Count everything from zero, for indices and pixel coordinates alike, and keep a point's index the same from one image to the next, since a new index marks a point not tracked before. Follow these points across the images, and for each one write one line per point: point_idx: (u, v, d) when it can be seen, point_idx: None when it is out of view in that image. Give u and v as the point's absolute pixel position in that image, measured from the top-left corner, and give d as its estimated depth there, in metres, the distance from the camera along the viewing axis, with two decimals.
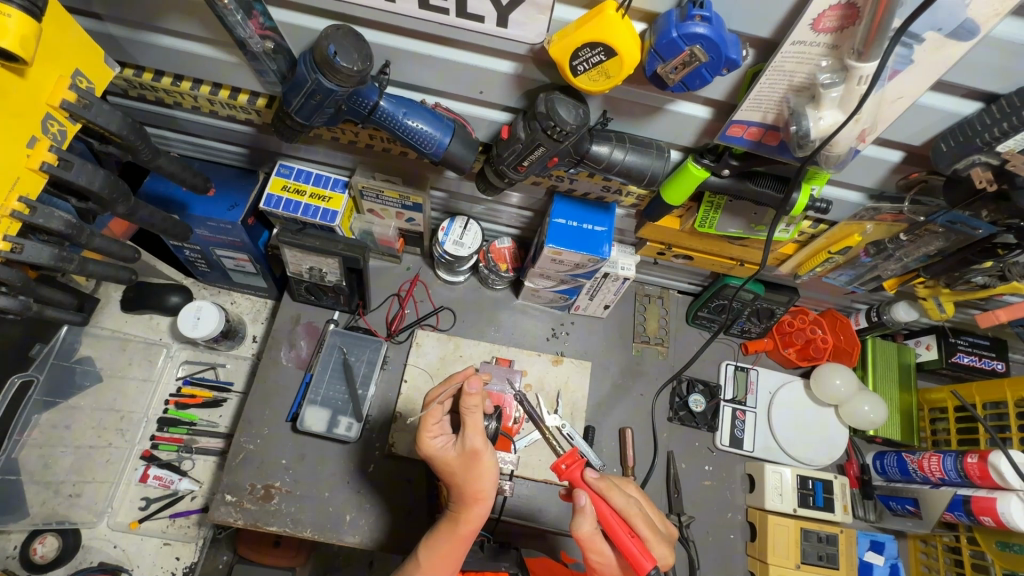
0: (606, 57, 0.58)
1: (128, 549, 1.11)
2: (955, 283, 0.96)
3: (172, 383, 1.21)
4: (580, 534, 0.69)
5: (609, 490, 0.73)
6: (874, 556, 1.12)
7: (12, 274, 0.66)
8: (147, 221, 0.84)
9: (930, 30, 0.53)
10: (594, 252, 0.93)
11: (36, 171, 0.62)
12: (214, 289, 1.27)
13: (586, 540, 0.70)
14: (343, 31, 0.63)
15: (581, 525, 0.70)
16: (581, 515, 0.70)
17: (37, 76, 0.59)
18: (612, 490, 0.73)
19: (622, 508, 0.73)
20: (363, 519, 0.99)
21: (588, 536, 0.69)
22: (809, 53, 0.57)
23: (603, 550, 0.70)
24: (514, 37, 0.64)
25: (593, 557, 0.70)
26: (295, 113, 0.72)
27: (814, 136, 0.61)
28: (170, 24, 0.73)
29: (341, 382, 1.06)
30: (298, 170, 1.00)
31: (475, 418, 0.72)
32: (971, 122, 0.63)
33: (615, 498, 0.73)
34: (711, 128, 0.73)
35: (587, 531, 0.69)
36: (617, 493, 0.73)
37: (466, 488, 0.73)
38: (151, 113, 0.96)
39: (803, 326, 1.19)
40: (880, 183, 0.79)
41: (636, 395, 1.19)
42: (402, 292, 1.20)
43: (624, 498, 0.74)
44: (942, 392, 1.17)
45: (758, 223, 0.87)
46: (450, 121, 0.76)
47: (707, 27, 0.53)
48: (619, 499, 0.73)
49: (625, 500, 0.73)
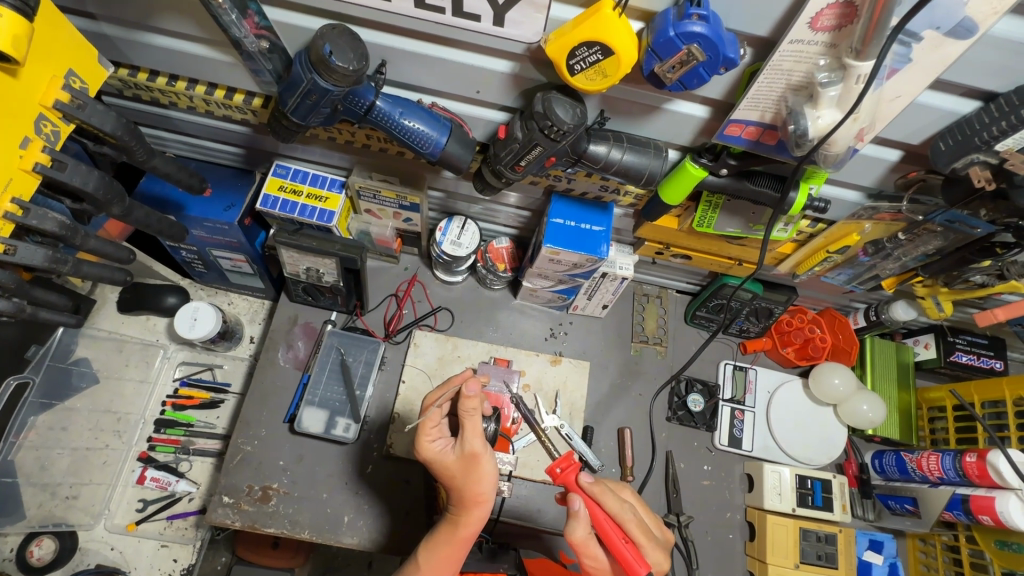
0: (603, 57, 0.58)
1: (126, 551, 1.10)
2: (954, 282, 0.96)
3: (169, 383, 1.20)
4: (574, 538, 0.69)
5: (603, 493, 0.73)
6: (873, 555, 1.12)
7: (6, 276, 0.66)
8: (143, 222, 0.84)
9: (928, 28, 0.53)
10: (592, 252, 0.92)
11: (29, 172, 0.61)
12: (212, 289, 1.27)
13: (579, 545, 0.70)
14: (339, 30, 0.62)
15: (575, 530, 0.70)
16: (575, 520, 0.70)
17: (30, 76, 0.59)
18: (606, 493, 0.73)
19: (617, 513, 0.72)
20: (362, 520, 0.99)
21: (582, 541, 0.69)
22: (807, 52, 0.56)
23: (597, 555, 0.70)
24: (511, 36, 0.63)
25: (587, 561, 0.71)
26: (291, 113, 0.71)
27: (812, 135, 0.61)
28: (164, 24, 0.73)
29: (338, 382, 1.07)
30: (295, 170, 1.00)
31: (473, 422, 0.72)
32: (970, 120, 0.63)
33: (609, 502, 0.73)
34: (709, 128, 0.72)
35: (580, 536, 0.69)
36: (610, 496, 0.73)
37: (466, 491, 0.73)
38: (147, 113, 0.96)
39: (802, 325, 1.19)
40: (878, 182, 0.79)
41: (635, 395, 1.18)
42: (400, 292, 1.20)
43: (618, 502, 0.73)
44: (941, 390, 1.17)
45: (757, 223, 0.87)
46: (447, 121, 0.76)
47: (705, 26, 0.53)
48: (612, 503, 0.73)
49: (618, 505, 0.73)
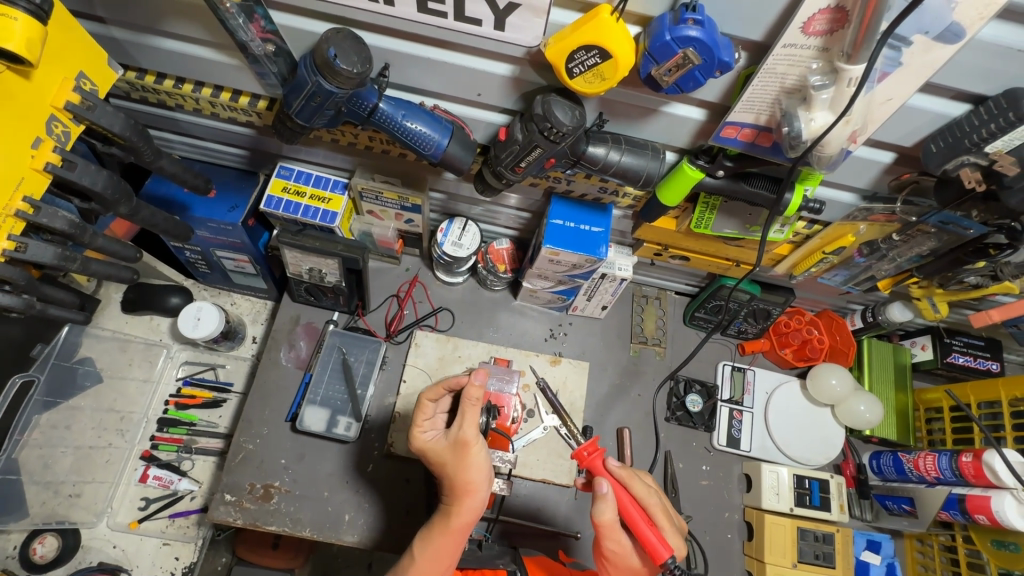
0: (601, 60, 0.59)
1: (128, 549, 1.11)
2: (948, 282, 0.97)
3: (172, 383, 1.22)
4: (601, 520, 0.71)
5: (630, 478, 0.77)
6: (871, 555, 1.12)
7: (16, 273, 0.67)
8: (149, 222, 0.85)
9: (917, 33, 0.54)
10: (591, 252, 0.94)
11: (40, 171, 0.63)
12: (215, 290, 1.28)
13: (605, 527, 0.71)
14: (342, 34, 0.64)
15: (603, 512, 0.71)
16: (603, 502, 0.71)
17: (41, 78, 0.60)
18: (633, 478, 0.77)
19: (642, 497, 0.76)
20: (363, 518, 1.00)
21: (609, 524, 0.71)
22: (800, 55, 0.58)
23: (619, 539, 0.72)
24: (512, 40, 0.64)
25: (608, 545, 0.72)
26: (296, 116, 0.73)
27: (805, 137, 0.62)
28: (171, 27, 0.74)
29: (340, 381, 1.08)
30: (299, 172, 1.01)
31: (473, 412, 0.76)
32: (961, 122, 0.64)
33: (635, 486, 0.76)
34: (706, 130, 0.74)
35: (609, 518, 0.71)
36: (637, 481, 0.77)
37: (456, 479, 0.75)
38: (153, 115, 0.97)
39: (800, 326, 1.20)
40: (872, 184, 0.80)
41: (634, 395, 1.19)
42: (401, 292, 1.21)
43: (644, 487, 0.77)
44: (937, 391, 1.18)
45: (753, 224, 0.88)
46: (449, 123, 0.77)
47: (700, 30, 0.54)
48: (638, 488, 0.76)
49: (644, 489, 0.76)
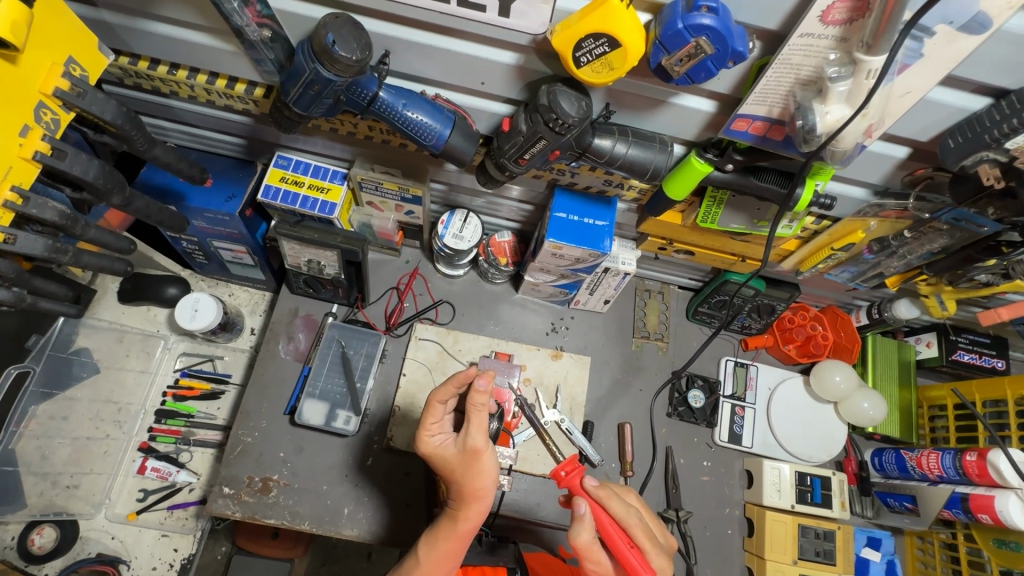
0: (610, 49, 0.57)
1: (125, 540, 1.10)
2: (959, 281, 0.95)
3: (170, 374, 1.20)
4: (578, 542, 0.70)
5: (608, 498, 0.74)
6: (871, 552, 1.11)
7: (5, 266, 0.65)
8: (144, 212, 0.83)
9: (941, 22, 0.52)
10: (594, 246, 0.92)
11: (28, 161, 0.61)
12: (212, 280, 1.26)
13: (584, 549, 0.70)
14: (342, 20, 0.61)
15: (580, 534, 0.70)
16: (580, 524, 0.70)
17: (28, 63, 0.58)
18: (611, 498, 0.74)
19: (622, 518, 0.73)
20: (362, 512, 0.99)
21: (586, 545, 0.70)
22: (817, 45, 0.56)
23: (600, 559, 0.71)
24: (517, 27, 0.62)
25: (590, 566, 0.71)
26: (293, 104, 0.71)
27: (820, 131, 0.61)
28: (165, 11, 0.72)
29: (339, 374, 1.07)
30: (297, 161, 0.99)
31: (480, 418, 0.74)
32: (980, 117, 0.62)
33: (614, 506, 0.73)
34: (716, 122, 0.72)
35: (585, 540, 0.70)
36: (616, 500, 0.74)
37: (466, 485, 0.74)
38: (148, 102, 0.95)
39: (804, 322, 1.18)
40: (885, 179, 0.78)
41: (635, 389, 1.18)
42: (401, 285, 1.19)
43: (624, 507, 0.74)
44: (942, 388, 1.17)
45: (761, 219, 0.87)
46: (451, 113, 0.75)
47: (714, 18, 0.52)
48: (618, 508, 0.73)
49: (624, 509, 0.73)
